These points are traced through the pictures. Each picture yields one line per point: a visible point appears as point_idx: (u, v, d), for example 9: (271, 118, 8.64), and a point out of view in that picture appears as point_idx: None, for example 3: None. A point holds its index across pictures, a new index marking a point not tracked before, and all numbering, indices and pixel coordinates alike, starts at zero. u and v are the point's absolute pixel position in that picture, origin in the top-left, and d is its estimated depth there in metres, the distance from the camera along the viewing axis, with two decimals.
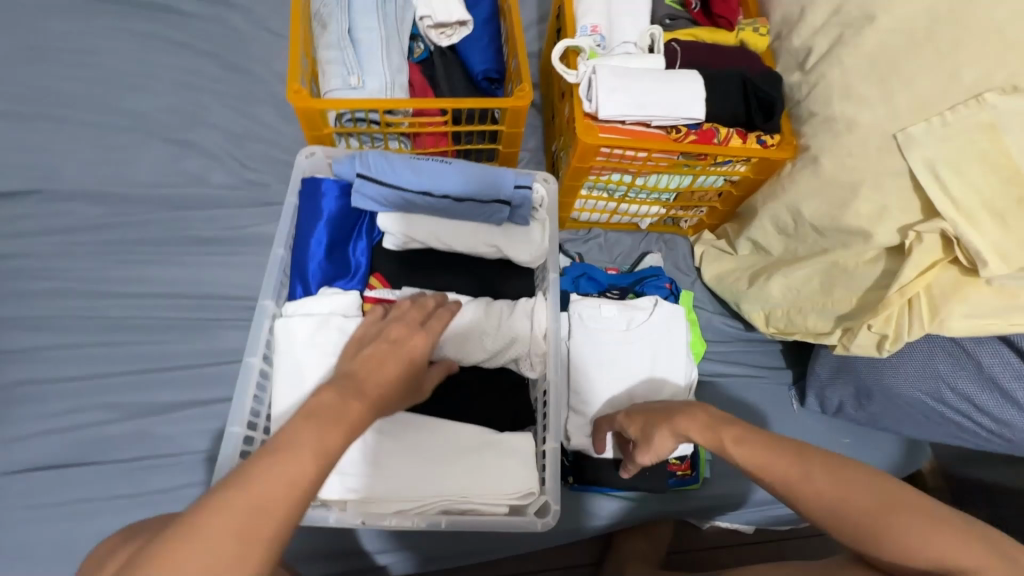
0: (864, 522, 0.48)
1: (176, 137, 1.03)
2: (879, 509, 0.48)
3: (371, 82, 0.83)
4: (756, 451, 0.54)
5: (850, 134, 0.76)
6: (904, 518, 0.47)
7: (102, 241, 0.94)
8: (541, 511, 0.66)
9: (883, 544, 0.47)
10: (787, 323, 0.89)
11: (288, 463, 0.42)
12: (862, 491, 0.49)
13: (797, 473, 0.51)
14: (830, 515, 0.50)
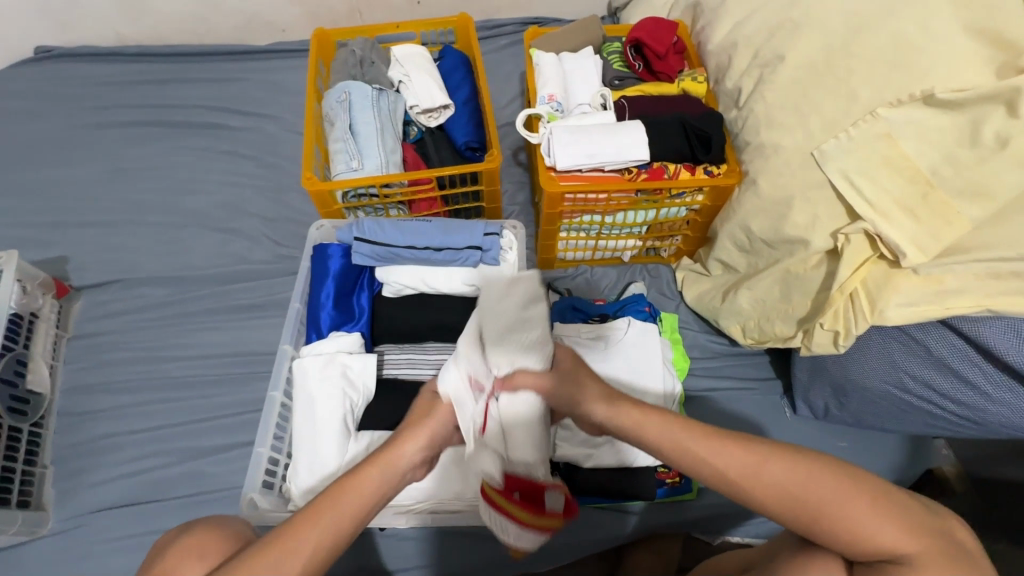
0: (819, 508, 0.55)
1: (223, 225, 1.25)
2: (838, 499, 0.55)
3: (369, 163, 1.01)
4: (702, 445, 0.57)
5: (777, 157, 0.86)
6: (852, 505, 0.55)
7: (165, 315, 1.14)
8: None
9: (837, 525, 0.55)
10: (760, 332, 0.95)
11: (346, 496, 0.56)
12: (824, 482, 0.56)
13: (755, 467, 0.56)
14: (785, 501, 0.55)
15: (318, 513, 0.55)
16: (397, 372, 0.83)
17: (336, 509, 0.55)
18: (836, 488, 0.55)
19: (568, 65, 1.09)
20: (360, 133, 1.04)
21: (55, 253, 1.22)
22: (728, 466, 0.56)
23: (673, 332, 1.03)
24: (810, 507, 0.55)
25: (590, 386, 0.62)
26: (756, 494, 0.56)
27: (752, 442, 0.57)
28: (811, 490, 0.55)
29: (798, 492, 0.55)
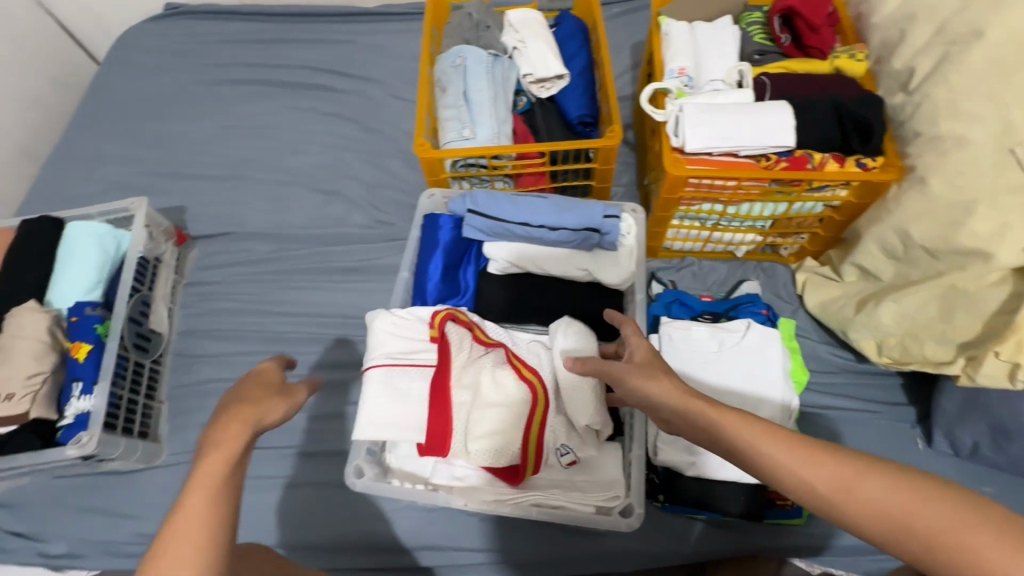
0: (933, 548, 0.41)
1: (325, 187, 1.27)
2: (958, 532, 0.41)
3: (482, 132, 0.98)
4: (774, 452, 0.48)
5: (960, 151, 0.74)
6: (981, 541, 0.40)
7: (269, 271, 1.18)
8: (626, 512, 0.69)
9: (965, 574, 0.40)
10: (902, 353, 0.83)
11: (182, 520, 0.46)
12: (936, 510, 0.42)
13: (840, 476, 0.45)
14: (879, 530, 0.43)
15: (178, 513, 0.46)
16: None
17: (199, 501, 0.47)
18: (953, 518, 0.41)
19: (701, 35, 0.99)
20: (472, 101, 1.00)
21: (175, 202, 1.29)
22: (807, 476, 0.46)
23: (791, 339, 0.93)
24: (916, 538, 0.42)
25: (665, 385, 0.58)
26: (843, 512, 0.45)
27: (835, 454, 0.47)
28: (913, 514, 0.42)
29: (897, 516, 0.43)
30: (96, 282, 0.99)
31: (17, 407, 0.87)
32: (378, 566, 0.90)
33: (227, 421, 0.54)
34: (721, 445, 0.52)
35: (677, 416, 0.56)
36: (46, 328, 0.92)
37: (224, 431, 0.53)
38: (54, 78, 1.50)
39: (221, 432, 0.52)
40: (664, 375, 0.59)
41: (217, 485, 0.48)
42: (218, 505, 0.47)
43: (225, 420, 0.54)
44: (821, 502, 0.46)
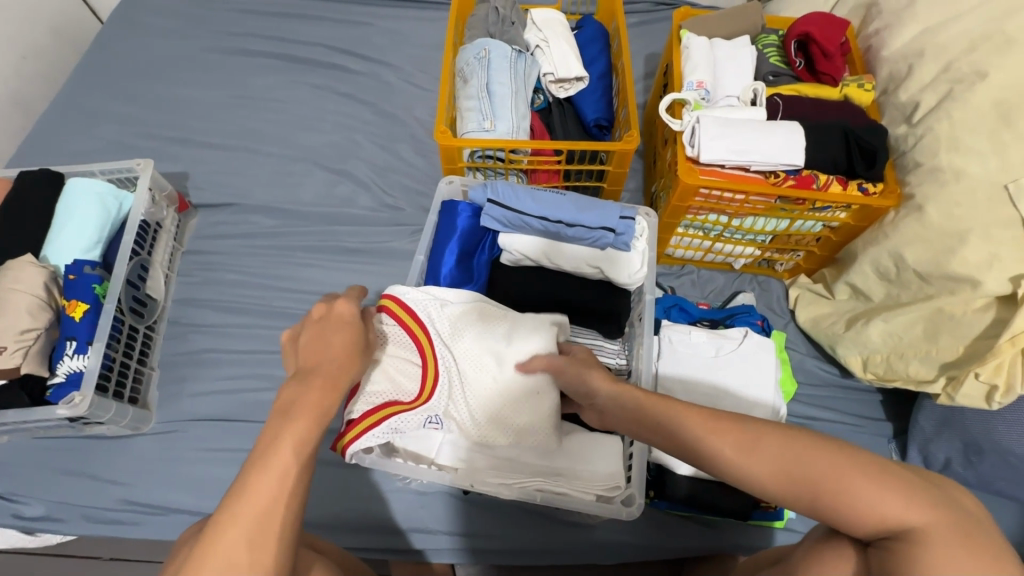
0: (820, 490, 0.47)
1: (335, 167, 1.27)
2: (835, 478, 0.47)
3: (501, 125, 0.99)
4: (693, 425, 0.53)
5: (957, 183, 0.78)
6: (855, 485, 0.47)
7: (273, 246, 1.17)
8: (627, 501, 0.71)
9: (840, 510, 0.47)
10: (887, 369, 0.88)
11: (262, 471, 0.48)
12: (820, 462, 0.48)
13: (745, 441, 0.50)
14: (780, 485, 0.49)
15: (252, 472, 0.48)
16: None
17: (273, 472, 0.48)
18: (831, 465, 0.48)
19: (721, 52, 1.02)
20: (495, 94, 1.01)
21: (178, 169, 1.26)
22: (718, 442, 0.51)
23: (783, 351, 0.97)
24: (803, 487, 0.48)
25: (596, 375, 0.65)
26: (745, 472, 0.50)
27: (739, 422, 0.52)
28: (801, 466, 0.48)
29: (791, 469, 0.48)
30: (95, 242, 0.97)
31: (9, 360, 0.84)
32: (368, 545, 0.90)
33: (314, 376, 0.56)
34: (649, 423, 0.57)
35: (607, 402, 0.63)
36: (41, 284, 0.90)
37: (306, 386, 0.54)
38: (53, 29, 1.45)
39: (306, 393, 0.54)
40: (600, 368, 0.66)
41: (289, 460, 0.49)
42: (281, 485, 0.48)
43: (308, 372, 0.56)
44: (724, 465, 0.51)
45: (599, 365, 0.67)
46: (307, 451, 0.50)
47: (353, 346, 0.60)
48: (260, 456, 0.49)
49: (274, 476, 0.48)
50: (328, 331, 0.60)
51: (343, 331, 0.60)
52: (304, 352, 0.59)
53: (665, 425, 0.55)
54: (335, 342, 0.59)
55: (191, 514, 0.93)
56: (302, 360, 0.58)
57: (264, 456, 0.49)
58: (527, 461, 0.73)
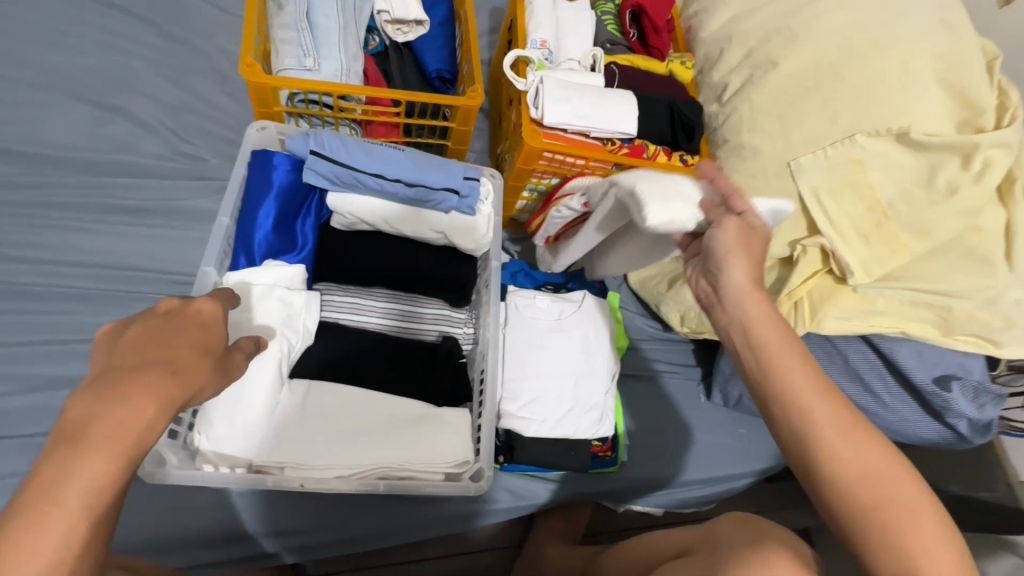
0: (818, 440, 0.47)
1: (102, 100, 0.98)
2: (832, 435, 0.47)
3: (327, 66, 0.84)
4: (775, 340, 0.52)
5: (755, 159, 0.88)
6: (848, 454, 0.47)
7: (8, 202, 0.87)
8: (475, 477, 0.69)
9: (832, 462, 0.47)
10: (699, 323, 1.01)
11: (39, 527, 0.31)
12: (818, 396, 0.49)
13: (770, 358, 0.51)
14: (785, 407, 0.49)
15: (14, 526, 0.31)
16: (336, 315, 0.74)
17: (55, 527, 0.31)
18: (838, 425, 0.48)
19: (562, 13, 1.01)
20: (317, 28, 0.86)
21: None
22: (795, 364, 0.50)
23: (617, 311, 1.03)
24: (806, 425, 0.48)
25: (740, 264, 0.57)
26: (766, 380, 0.51)
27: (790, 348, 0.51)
28: (804, 398, 0.49)
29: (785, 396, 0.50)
30: None
31: None
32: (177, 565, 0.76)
33: (122, 385, 0.35)
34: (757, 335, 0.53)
35: (723, 300, 0.57)
36: None
37: (123, 397, 0.34)
38: None
39: (115, 410, 0.34)
40: (745, 258, 0.58)
41: (87, 504, 0.32)
42: (63, 548, 0.31)
43: (123, 375, 0.35)
44: (756, 365, 0.52)
45: (752, 254, 0.59)
46: (110, 498, 0.33)
47: (206, 353, 0.40)
48: (28, 501, 0.31)
49: (65, 536, 0.31)
50: (173, 330, 0.39)
51: (198, 330, 0.40)
52: (119, 357, 0.37)
53: (756, 331, 0.53)
54: (184, 353, 0.38)
55: None
56: (114, 360, 0.36)
57: (43, 499, 0.31)
58: (370, 450, 0.66)
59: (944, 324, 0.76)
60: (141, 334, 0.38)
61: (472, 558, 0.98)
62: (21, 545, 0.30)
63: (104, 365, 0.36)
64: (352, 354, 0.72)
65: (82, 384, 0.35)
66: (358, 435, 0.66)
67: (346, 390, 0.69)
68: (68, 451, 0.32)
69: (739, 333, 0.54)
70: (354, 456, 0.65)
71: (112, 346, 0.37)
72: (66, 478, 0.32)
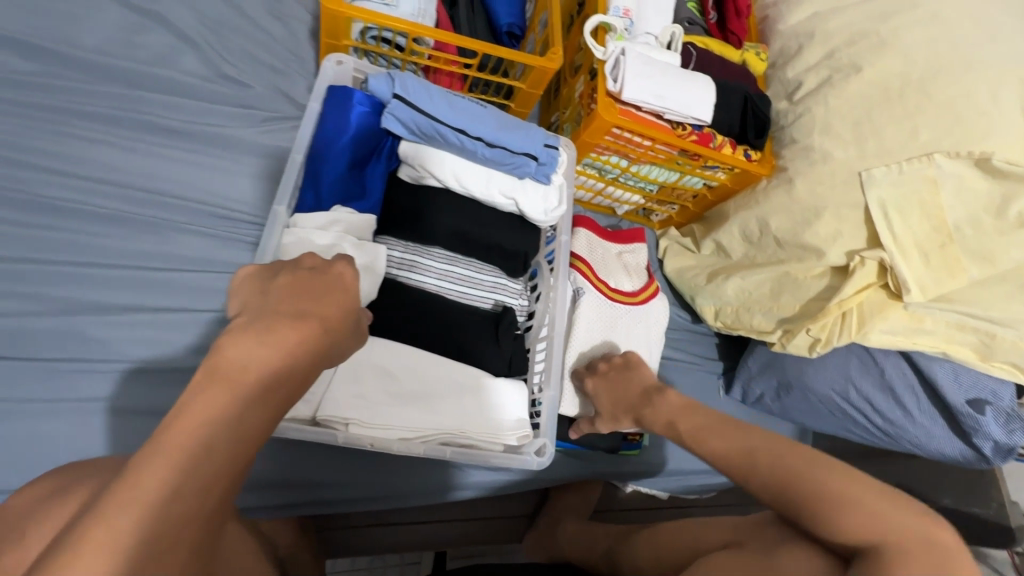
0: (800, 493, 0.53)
1: (142, 6, 0.89)
2: (801, 475, 0.53)
3: (404, 3, 0.79)
4: (726, 440, 0.60)
5: (824, 164, 0.88)
6: (816, 477, 0.53)
7: (36, 105, 0.80)
8: (538, 452, 0.69)
9: (816, 507, 0.51)
10: (734, 319, 1.02)
11: (181, 438, 0.34)
12: (767, 458, 0.56)
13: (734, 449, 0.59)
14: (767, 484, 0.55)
15: (156, 444, 0.33)
16: (396, 272, 0.72)
17: (189, 451, 0.34)
18: (796, 465, 0.54)
19: None
20: None
21: None
22: (749, 449, 0.58)
23: None
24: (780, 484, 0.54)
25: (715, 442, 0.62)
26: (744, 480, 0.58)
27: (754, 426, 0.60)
28: (767, 464, 0.56)
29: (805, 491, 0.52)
30: None
31: None
32: None
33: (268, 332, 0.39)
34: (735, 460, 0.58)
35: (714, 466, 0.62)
36: None
37: (274, 340, 0.39)
38: None
39: (264, 353, 0.38)
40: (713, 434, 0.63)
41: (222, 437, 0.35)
42: (192, 472, 0.33)
43: (279, 320, 0.40)
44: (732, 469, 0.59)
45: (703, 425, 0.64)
46: (241, 435, 0.36)
47: (341, 316, 0.44)
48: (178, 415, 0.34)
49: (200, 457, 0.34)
50: (317, 289, 0.44)
51: (335, 294, 0.45)
52: (273, 303, 0.42)
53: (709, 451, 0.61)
54: (325, 311, 0.43)
55: None
56: (270, 306, 0.41)
57: (190, 420, 0.34)
58: (436, 416, 0.65)
59: (986, 351, 0.79)
60: (291, 285, 0.43)
61: (486, 522, 1.00)
62: (162, 459, 0.33)
63: (257, 308, 0.41)
64: (412, 314, 0.70)
65: (238, 321, 0.40)
66: (422, 401, 0.65)
67: (412, 352, 0.67)
68: (220, 381, 0.36)
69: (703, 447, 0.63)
70: (420, 421, 0.64)
71: (267, 292, 0.43)
72: (209, 403, 0.35)
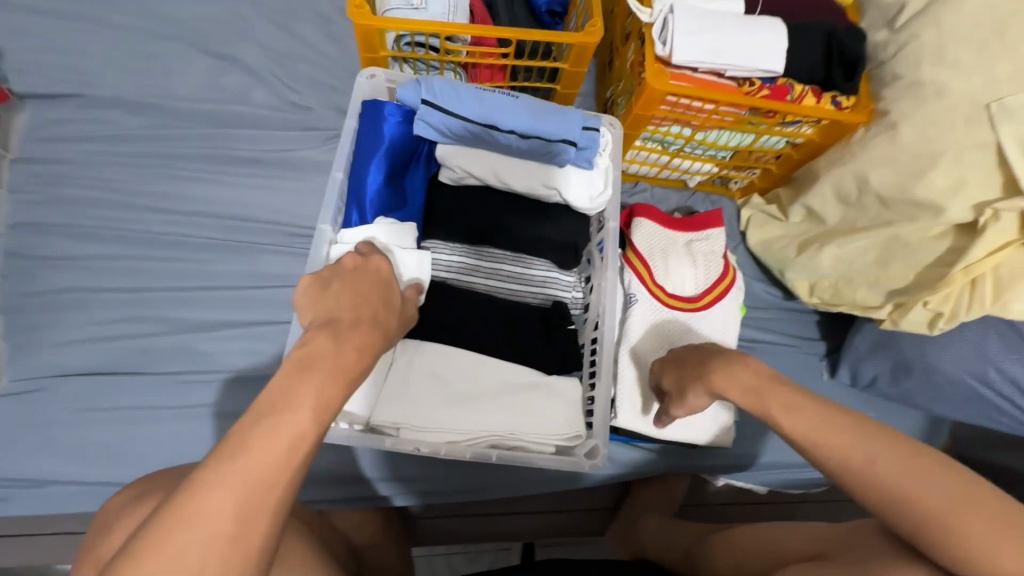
0: (909, 504, 0.49)
1: (218, 51, 0.99)
2: (909, 482, 0.50)
3: (434, 3, 0.78)
4: (813, 426, 0.56)
5: (937, 100, 0.71)
6: (929, 489, 0.49)
7: (141, 153, 0.92)
8: (590, 453, 0.66)
9: (924, 520, 0.48)
10: (834, 294, 0.89)
11: (289, 413, 0.39)
12: (873, 459, 0.52)
13: (828, 431, 0.55)
14: (870, 488, 0.51)
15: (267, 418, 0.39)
16: (444, 275, 0.73)
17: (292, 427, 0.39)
18: (905, 472, 0.50)
19: None
20: None
21: None
22: (844, 445, 0.53)
23: None
24: (888, 490, 0.50)
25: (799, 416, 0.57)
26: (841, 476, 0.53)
27: (853, 421, 0.55)
28: (871, 465, 0.51)
29: (935, 518, 0.48)
30: None
31: None
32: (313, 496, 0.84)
33: (349, 333, 0.47)
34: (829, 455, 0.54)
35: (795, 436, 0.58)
36: None
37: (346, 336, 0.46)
38: None
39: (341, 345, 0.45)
40: (795, 404, 0.58)
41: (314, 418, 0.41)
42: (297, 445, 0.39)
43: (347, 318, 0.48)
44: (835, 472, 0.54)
45: (785, 395, 0.59)
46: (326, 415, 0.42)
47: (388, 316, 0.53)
48: (272, 404, 0.40)
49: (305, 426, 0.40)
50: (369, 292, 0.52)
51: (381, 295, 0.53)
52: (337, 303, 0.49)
53: (786, 426, 0.57)
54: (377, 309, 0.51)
55: (74, 485, 0.78)
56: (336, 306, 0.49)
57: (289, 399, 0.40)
58: (483, 419, 0.64)
59: None
60: (350, 287, 0.51)
61: (566, 515, 0.97)
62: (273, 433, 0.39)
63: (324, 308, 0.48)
64: (460, 317, 0.70)
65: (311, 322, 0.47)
66: (471, 404, 0.65)
67: (461, 353, 0.68)
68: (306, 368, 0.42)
69: (792, 439, 0.57)
70: (467, 424, 0.64)
71: (329, 291, 0.50)
72: (305, 386, 0.41)
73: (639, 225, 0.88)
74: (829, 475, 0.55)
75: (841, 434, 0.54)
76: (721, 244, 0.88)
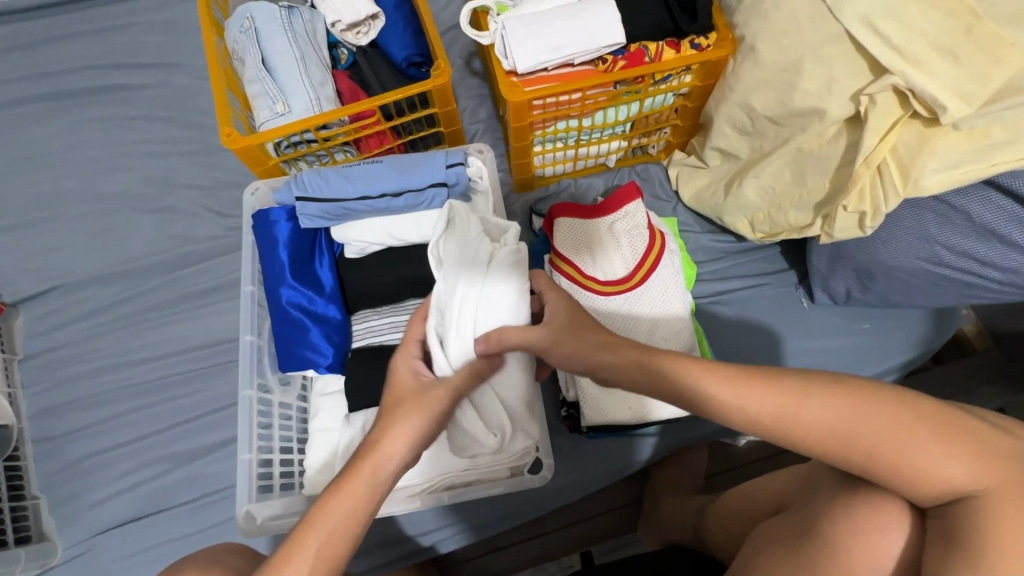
0: (857, 444, 0.47)
1: (157, 205, 1.09)
2: (851, 423, 0.47)
3: (297, 103, 0.85)
4: (733, 387, 0.50)
5: (779, 11, 0.70)
6: (871, 423, 0.47)
7: (119, 317, 1.03)
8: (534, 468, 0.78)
9: (875, 458, 0.47)
10: (771, 225, 0.86)
11: (350, 484, 0.51)
12: (808, 406, 0.48)
13: (754, 389, 0.50)
14: (817, 438, 0.48)
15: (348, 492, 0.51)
16: (379, 338, 0.76)
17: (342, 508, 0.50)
18: (842, 412, 0.47)
19: None
20: (277, 68, 0.87)
21: None
22: (770, 403, 0.49)
23: (677, 236, 0.94)
24: (832, 436, 0.47)
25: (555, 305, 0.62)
26: (783, 435, 0.49)
27: (780, 371, 0.51)
28: (807, 413, 0.48)
29: (887, 450, 0.46)
30: None
31: None
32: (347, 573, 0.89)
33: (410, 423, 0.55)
34: (763, 415, 0.49)
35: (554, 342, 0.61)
36: None
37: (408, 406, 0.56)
38: None
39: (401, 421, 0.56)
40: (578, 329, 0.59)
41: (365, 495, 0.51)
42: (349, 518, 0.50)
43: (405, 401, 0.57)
44: (774, 432, 0.49)
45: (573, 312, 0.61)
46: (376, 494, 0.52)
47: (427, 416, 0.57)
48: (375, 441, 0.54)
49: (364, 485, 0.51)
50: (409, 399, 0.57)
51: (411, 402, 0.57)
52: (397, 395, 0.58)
53: (710, 392, 0.51)
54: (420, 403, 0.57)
55: None
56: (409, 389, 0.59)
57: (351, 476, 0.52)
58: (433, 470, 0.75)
59: None
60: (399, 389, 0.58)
61: (592, 522, 0.97)
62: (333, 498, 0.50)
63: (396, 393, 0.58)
64: None
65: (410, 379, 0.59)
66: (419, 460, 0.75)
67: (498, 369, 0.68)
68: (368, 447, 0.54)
69: (719, 409, 0.51)
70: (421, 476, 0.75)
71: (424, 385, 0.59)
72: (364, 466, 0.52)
73: (558, 228, 0.89)
74: (770, 436, 0.50)
75: (765, 388, 0.49)
76: (643, 215, 0.88)
